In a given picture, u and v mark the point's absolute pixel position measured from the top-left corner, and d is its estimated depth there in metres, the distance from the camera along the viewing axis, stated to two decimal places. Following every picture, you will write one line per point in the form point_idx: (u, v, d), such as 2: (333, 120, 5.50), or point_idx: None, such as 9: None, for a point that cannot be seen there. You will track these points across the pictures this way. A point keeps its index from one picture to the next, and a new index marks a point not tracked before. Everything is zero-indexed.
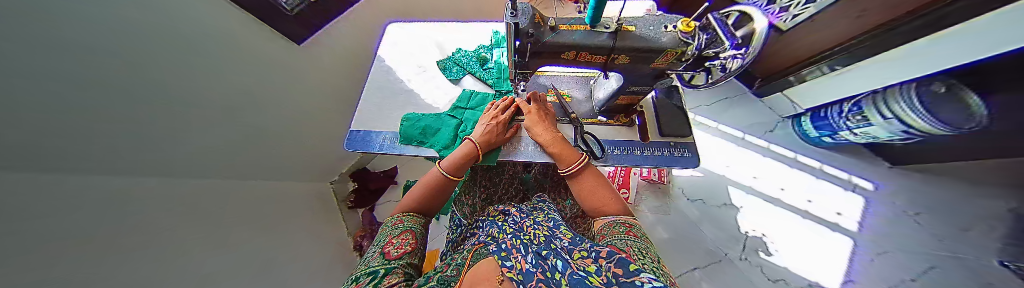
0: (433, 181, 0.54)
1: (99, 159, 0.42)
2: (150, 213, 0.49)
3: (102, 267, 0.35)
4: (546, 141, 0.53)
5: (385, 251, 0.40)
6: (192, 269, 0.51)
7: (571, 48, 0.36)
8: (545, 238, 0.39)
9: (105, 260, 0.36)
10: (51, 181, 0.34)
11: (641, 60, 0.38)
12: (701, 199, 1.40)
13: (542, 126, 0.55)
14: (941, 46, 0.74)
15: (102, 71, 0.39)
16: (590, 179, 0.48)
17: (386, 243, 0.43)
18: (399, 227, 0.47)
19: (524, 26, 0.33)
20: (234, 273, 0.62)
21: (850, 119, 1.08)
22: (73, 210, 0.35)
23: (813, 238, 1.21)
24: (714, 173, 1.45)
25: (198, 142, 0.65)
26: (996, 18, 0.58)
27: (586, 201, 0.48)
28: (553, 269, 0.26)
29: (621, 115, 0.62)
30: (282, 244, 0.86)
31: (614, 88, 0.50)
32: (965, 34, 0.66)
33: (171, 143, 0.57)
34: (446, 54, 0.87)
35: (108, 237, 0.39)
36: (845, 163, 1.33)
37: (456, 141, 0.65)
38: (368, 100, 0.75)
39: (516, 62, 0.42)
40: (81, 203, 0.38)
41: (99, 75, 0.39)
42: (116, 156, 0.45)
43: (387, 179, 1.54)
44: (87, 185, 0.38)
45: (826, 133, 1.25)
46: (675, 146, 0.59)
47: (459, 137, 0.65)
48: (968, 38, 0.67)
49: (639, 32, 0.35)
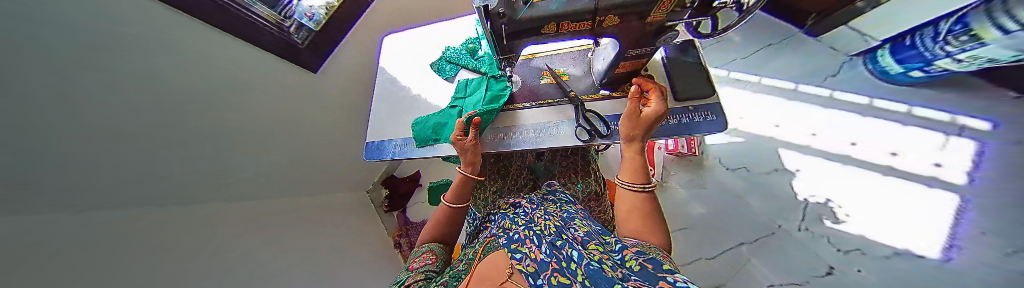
0: (444, 218, 0.55)
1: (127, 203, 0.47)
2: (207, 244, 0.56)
3: None
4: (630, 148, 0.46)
5: (410, 266, 0.45)
6: None
7: (549, 19, 0.33)
8: (556, 228, 0.38)
9: None
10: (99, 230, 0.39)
11: (631, 17, 0.33)
12: (743, 167, 1.24)
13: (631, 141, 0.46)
14: None
15: (114, 122, 0.43)
16: (634, 202, 0.40)
17: (412, 262, 0.46)
18: (422, 249, 0.51)
19: (493, 6, 0.31)
20: None
21: (949, 42, 0.83)
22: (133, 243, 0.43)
23: (911, 201, 0.96)
24: (758, 136, 1.26)
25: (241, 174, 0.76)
26: None
27: (624, 223, 0.39)
28: (568, 260, 0.26)
29: (626, 84, 0.56)
30: (316, 253, 0.97)
31: (613, 55, 0.45)
32: None
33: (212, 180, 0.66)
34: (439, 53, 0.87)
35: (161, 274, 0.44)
36: (948, 101, 1.04)
37: None
38: (377, 112, 0.80)
39: (499, 48, 0.41)
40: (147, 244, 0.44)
41: (109, 127, 0.43)
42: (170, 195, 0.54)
43: (412, 182, 1.66)
44: None
45: (915, 66, 0.98)
46: (694, 110, 0.52)
47: None
48: None
49: None
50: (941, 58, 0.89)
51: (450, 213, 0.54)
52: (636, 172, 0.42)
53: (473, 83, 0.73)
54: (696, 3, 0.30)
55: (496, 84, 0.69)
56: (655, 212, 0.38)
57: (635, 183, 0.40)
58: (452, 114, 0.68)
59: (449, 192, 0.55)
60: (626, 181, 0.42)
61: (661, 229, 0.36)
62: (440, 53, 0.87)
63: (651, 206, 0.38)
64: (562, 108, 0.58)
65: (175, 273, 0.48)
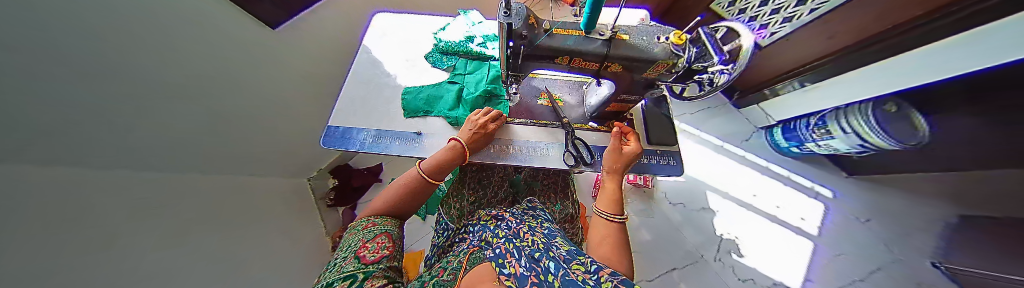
0: (410, 183, 0.49)
1: (44, 146, 0.36)
2: (110, 218, 0.43)
3: (61, 273, 0.31)
4: (612, 185, 0.50)
5: (359, 256, 0.32)
6: (162, 272, 0.46)
7: (565, 53, 0.35)
8: (542, 243, 0.38)
9: (61, 267, 0.31)
10: (19, 174, 0.31)
11: (633, 69, 0.38)
12: (682, 203, 1.47)
13: (612, 178, 0.51)
14: (941, 56, 0.69)
15: (50, 42, 0.34)
16: (603, 230, 0.41)
17: (359, 248, 0.35)
18: (372, 230, 0.40)
19: (517, 27, 0.32)
20: (204, 276, 0.56)
21: (815, 132, 1.16)
22: (40, 197, 0.33)
23: (779, 240, 1.31)
24: (695, 178, 1.52)
25: (157, 135, 0.59)
26: (987, 33, 0.56)
27: (595, 247, 0.38)
28: (546, 272, 0.27)
29: (612, 122, 0.62)
30: (253, 237, 0.81)
31: (606, 94, 0.51)
32: (954, 46, 0.64)
33: (125, 136, 0.51)
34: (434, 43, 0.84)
35: (63, 241, 0.34)
36: (810, 172, 1.44)
37: (460, 105, 0.69)
38: (351, 93, 0.70)
39: (510, 64, 0.40)
40: (41, 201, 0.33)
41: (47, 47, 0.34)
42: (68, 149, 0.41)
43: (371, 176, 1.47)
44: (35, 170, 0.35)
45: (795, 144, 1.33)
46: (662, 154, 0.61)
47: (463, 99, 0.69)
48: (957, 51, 0.65)
49: (632, 41, 0.35)
50: (810, 141, 1.23)
51: (419, 182, 0.48)
52: (613, 203, 0.46)
53: (470, 82, 0.75)
54: (682, 73, 0.37)
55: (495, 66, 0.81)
56: (624, 240, 0.39)
57: (611, 214, 0.43)
58: (449, 88, 0.73)
59: (427, 159, 0.50)
60: (605, 211, 0.45)
61: (629, 259, 0.36)
62: (434, 43, 0.84)
63: (622, 236, 0.40)
64: (554, 131, 0.60)
65: (92, 238, 0.38)
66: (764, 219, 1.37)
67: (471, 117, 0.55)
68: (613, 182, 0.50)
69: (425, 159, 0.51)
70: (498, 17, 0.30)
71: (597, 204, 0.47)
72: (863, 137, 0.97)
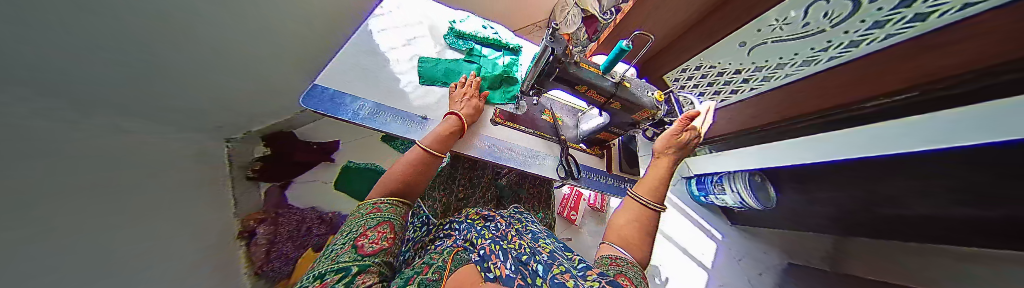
0: (416, 161, 0.46)
1: None
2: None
3: None
4: (658, 173, 0.50)
5: (357, 245, 0.30)
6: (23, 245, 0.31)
7: (585, 83, 0.43)
8: (527, 250, 0.41)
9: None
10: None
11: (627, 109, 0.49)
12: None
13: (658, 164, 0.51)
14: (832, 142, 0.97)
15: None
16: (630, 214, 0.45)
17: (359, 236, 0.32)
18: (374, 217, 0.37)
19: (558, 53, 0.39)
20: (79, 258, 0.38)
21: (715, 187, 1.55)
22: None
23: (688, 270, 1.65)
24: None
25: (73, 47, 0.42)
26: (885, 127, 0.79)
27: (614, 230, 0.43)
28: (533, 277, 0.30)
29: (596, 146, 0.74)
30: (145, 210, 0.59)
31: (599, 124, 0.60)
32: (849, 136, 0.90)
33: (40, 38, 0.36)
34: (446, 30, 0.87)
35: None
36: (714, 218, 1.89)
37: None
38: (349, 59, 0.64)
39: (537, 79, 0.46)
40: None
41: None
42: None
43: (323, 153, 1.30)
44: None
45: (703, 193, 1.69)
46: (628, 180, 0.75)
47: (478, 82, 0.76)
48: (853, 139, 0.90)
49: (632, 88, 0.46)
50: (711, 194, 1.62)
51: (426, 156, 0.46)
52: (652, 191, 0.48)
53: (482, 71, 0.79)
54: (656, 119, 0.50)
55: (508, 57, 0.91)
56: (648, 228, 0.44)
57: (649, 201, 0.46)
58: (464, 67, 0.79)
59: (426, 136, 0.49)
60: (640, 195, 0.48)
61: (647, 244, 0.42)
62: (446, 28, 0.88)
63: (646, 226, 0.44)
64: (551, 144, 0.68)
65: None
66: (680, 251, 1.72)
67: (450, 95, 0.60)
68: (658, 171, 0.50)
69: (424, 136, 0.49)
70: (546, 41, 0.37)
71: (633, 187, 0.50)
72: (743, 196, 1.38)
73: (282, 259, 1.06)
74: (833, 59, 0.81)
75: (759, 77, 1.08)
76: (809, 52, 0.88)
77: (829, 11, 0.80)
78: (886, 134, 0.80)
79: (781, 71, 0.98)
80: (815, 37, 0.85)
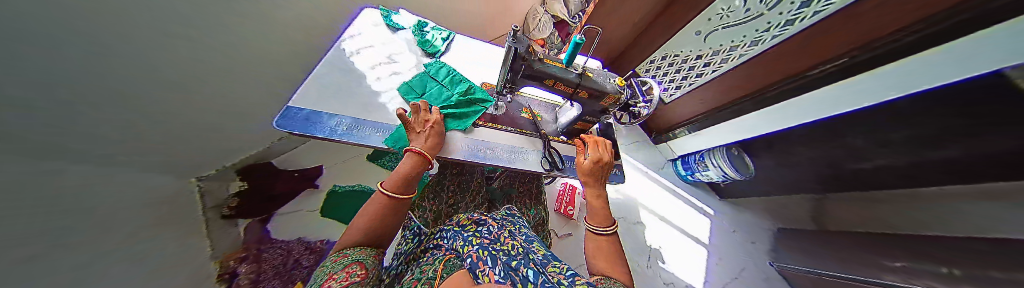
0: (380, 206, 0.46)
1: None
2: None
3: None
4: (592, 192, 0.60)
5: (327, 284, 0.29)
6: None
7: (551, 76, 0.47)
8: (521, 249, 0.44)
9: None
10: None
11: (594, 97, 0.52)
12: (624, 217, 1.74)
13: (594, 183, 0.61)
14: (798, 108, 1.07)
15: None
16: (593, 243, 0.51)
17: (328, 277, 0.32)
18: (342, 261, 0.36)
19: (522, 51, 0.42)
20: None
21: (699, 165, 1.64)
22: None
23: (687, 249, 1.70)
24: (631, 197, 1.84)
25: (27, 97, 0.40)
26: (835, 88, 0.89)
27: (594, 262, 0.46)
28: (525, 278, 0.31)
29: (577, 137, 0.78)
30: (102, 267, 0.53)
31: (574, 115, 0.64)
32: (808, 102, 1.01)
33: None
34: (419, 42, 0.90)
35: None
36: (702, 195, 1.97)
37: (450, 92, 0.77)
38: (323, 80, 0.65)
39: (506, 78, 0.49)
40: None
41: None
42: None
43: (305, 181, 1.25)
44: None
45: (689, 172, 1.78)
46: (610, 165, 0.79)
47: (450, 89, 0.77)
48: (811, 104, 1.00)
49: (595, 77, 0.50)
50: (697, 172, 1.70)
51: (389, 200, 0.46)
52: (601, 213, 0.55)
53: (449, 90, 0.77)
54: (621, 104, 0.54)
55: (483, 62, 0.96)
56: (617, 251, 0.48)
57: (599, 226, 0.52)
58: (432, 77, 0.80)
59: (388, 176, 0.48)
60: (594, 224, 0.53)
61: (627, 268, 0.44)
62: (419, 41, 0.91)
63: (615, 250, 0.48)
64: (532, 139, 0.70)
65: None
66: (676, 231, 1.77)
67: (410, 125, 0.54)
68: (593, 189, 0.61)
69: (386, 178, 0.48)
70: (508, 41, 0.41)
71: (586, 219, 0.56)
72: (724, 169, 1.47)
73: None
74: (777, 36, 0.95)
75: (715, 61, 1.23)
76: (754, 34, 1.03)
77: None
78: (834, 96, 0.91)
79: (732, 52, 1.14)
80: (758, 20, 1.00)
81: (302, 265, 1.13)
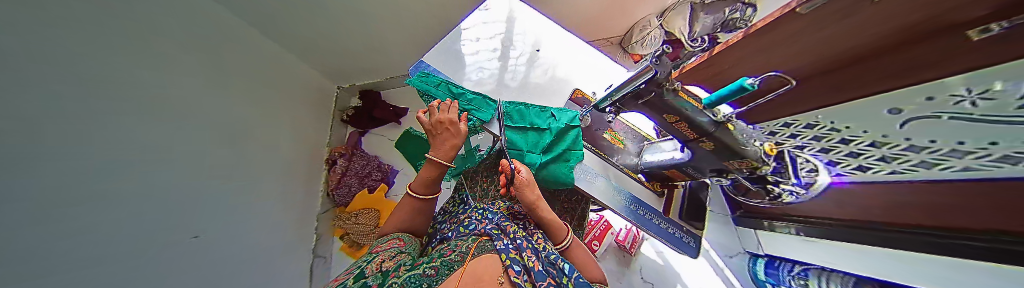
0: (412, 205, 0.56)
1: None
2: None
3: None
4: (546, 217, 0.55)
5: (373, 251, 0.45)
6: None
7: (677, 113, 0.40)
8: (547, 251, 0.49)
9: None
10: None
11: (719, 154, 0.42)
12: (652, 283, 1.49)
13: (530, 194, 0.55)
14: (870, 258, 0.82)
15: None
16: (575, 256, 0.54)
17: (375, 249, 0.45)
18: (387, 238, 0.49)
19: (660, 77, 0.36)
20: None
21: (795, 278, 1.09)
22: None
23: None
24: (672, 267, 1.54)
25: None
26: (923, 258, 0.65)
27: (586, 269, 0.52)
28: (561, 275, 0.43)
29: (657, 182, 0.67)
30: None
31: (670, 160, 0.54)
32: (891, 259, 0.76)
33: None
34: (516, 29, 1.01)
35: None
36: None
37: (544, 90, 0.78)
38: (440, 51, 0.88)
39: (621, 98, 0.44)
40: None
41: None
42: None
43: (393, 115, 1.56)
44: None
45: (772, 281, 1.28)
46: (686, 232, 0.66)
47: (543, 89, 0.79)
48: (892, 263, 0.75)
49: (737, 132, 0.39)
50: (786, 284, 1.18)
51: (415, 200, 0.56)
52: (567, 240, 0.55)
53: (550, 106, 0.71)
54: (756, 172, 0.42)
55: (562, 66, 1.02)
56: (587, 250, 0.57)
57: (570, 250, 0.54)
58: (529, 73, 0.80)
59: (415, 181, 0.56)
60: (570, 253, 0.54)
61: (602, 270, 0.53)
62: (517, 28, 1.02)
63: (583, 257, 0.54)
64: (607, 166, 0.66)
65: None
66: None
67: (428, 122, 0.58)
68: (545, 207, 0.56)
69: (413, 182, 0.56)
70: (648, 62, 0.35)
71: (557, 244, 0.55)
72: None
73: (345, 189, 1.35)
74: (928, 164, 0.51)
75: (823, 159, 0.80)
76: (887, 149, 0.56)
77: (891, 113, 0.47)
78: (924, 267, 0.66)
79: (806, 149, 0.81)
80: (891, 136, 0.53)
81: (372, 177, 1.44)
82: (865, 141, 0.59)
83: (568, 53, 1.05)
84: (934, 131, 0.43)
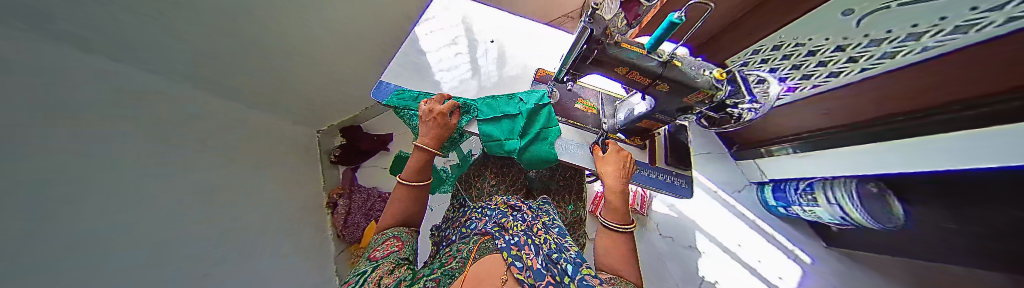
0: (402, 199, 0.54)
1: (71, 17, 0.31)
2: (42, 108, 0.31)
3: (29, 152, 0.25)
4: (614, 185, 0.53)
5: (373, 255, 0.45)
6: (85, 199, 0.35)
7: (625, 64, 0.41)
8: (552, 247, 0.43)
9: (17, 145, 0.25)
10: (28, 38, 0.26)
11: (676, 92, 0.44)
12: (671, 237, 1.52)
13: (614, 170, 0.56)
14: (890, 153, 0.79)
15: None
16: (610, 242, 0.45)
17: (377, 248, 0.47)
18: (388, 234, 0.50)
19: (597, 34, 0.37)
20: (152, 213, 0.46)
21: (802, 196, 1.11)
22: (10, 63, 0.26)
23: None
24: (687, 217, 1.56)
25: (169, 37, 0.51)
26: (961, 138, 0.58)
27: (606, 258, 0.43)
28: (564, 274, 0.36)
29: (637, 137, 0.69)
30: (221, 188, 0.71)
31: (639, 112, 0.56)
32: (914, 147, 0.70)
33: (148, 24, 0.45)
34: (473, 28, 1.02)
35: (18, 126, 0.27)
36: (796, 237, 1.47)
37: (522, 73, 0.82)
38: (401, 63, 0.86)
39: (572, 64, 0.46)
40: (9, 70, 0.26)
41: None
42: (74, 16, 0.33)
43: (380, 143, 1.56)
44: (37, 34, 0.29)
45: (782, 204, 1.30)
46: (676, 175, 0.67)
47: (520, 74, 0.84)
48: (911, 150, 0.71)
49: (683, 68, 0.41)
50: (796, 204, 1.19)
51: (410, 190, 0.54)
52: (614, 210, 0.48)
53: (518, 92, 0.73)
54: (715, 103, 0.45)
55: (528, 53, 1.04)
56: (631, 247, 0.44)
57: (615, 223, 0.46)
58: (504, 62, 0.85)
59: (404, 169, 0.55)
60: (610, 219, 0.47)
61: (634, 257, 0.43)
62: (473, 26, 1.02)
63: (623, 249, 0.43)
64: (585, 134, 0.67)
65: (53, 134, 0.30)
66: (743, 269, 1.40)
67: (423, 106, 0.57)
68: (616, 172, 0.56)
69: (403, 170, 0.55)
70: (582, 22, 0.36)
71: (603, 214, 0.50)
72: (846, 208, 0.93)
73: (356, 227, 1.36)
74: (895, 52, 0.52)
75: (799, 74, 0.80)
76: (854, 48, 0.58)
77: (846, 12, 0.50)
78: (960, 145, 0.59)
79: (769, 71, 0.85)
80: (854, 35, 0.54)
81: (375, 209, 1.45)
82: (829, 48, 0.62)
83: (530, 39, 1.06)
84: (888, 20, 0.45)
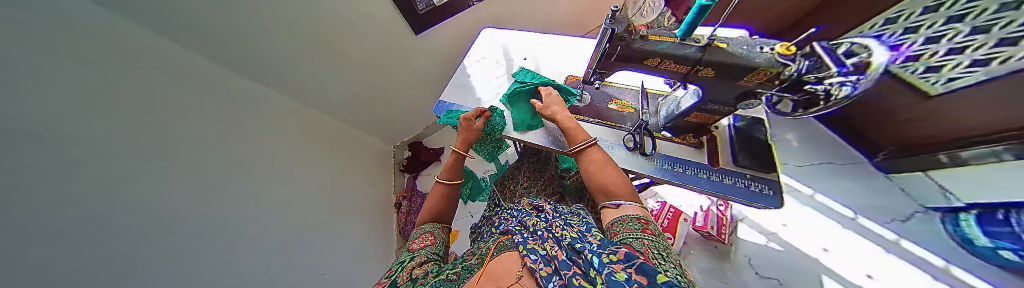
0: (439, 194, 0.66)
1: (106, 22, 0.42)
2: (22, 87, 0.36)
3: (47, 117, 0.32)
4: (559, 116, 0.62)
5: (410, 247, 0.53)
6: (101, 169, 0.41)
7: (657, 55, 0.40)
8: (575, 237, 0.41)
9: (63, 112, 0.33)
10: None
11: (726, 75, 0.39)
12: (777, 279, 1.07)
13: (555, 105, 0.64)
14: None
15: None
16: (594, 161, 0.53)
17: (412, 242, 0.55)
18: (421, 231, 0.59)
19: (620, 31, 0.39)
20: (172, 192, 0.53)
21: None
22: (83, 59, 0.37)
23: None
24: (801, 251, 1.12)
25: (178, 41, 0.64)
26: None
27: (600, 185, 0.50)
28: (586, 266, 0.31)
29: (689, 134, 0.61)
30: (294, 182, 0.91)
31: (685, 106, 0.51)
32: None
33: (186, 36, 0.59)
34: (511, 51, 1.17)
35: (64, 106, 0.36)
36: None
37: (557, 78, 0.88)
38: (452, 87, 1.08)
39: (599, 63, 0.48)
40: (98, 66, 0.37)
41: None
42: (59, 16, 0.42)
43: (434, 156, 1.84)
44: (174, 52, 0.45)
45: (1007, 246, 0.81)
46: (753, 179, 0.54)
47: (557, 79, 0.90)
48: None
49: (731, 49, 0.37)
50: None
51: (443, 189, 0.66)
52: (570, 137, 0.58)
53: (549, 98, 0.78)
54: (787, 83, 0.37)
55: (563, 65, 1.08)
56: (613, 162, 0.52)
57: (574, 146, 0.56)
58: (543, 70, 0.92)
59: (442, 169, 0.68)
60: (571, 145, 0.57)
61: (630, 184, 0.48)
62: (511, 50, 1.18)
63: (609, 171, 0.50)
64: (621, 134, 0.64)
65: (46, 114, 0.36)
66: None
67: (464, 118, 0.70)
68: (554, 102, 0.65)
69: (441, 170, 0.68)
70: (604, 23, 0.39)
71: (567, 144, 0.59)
72: None
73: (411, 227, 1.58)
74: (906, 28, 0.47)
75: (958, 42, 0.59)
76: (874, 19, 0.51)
77: None
78: None
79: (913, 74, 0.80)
80: None
81: None
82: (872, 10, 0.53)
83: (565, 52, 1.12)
84: None
